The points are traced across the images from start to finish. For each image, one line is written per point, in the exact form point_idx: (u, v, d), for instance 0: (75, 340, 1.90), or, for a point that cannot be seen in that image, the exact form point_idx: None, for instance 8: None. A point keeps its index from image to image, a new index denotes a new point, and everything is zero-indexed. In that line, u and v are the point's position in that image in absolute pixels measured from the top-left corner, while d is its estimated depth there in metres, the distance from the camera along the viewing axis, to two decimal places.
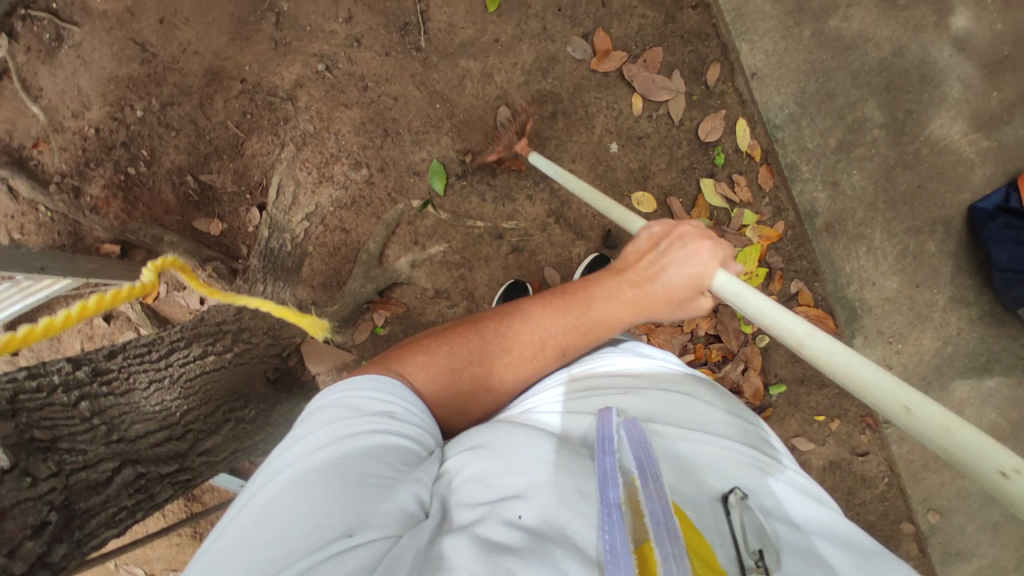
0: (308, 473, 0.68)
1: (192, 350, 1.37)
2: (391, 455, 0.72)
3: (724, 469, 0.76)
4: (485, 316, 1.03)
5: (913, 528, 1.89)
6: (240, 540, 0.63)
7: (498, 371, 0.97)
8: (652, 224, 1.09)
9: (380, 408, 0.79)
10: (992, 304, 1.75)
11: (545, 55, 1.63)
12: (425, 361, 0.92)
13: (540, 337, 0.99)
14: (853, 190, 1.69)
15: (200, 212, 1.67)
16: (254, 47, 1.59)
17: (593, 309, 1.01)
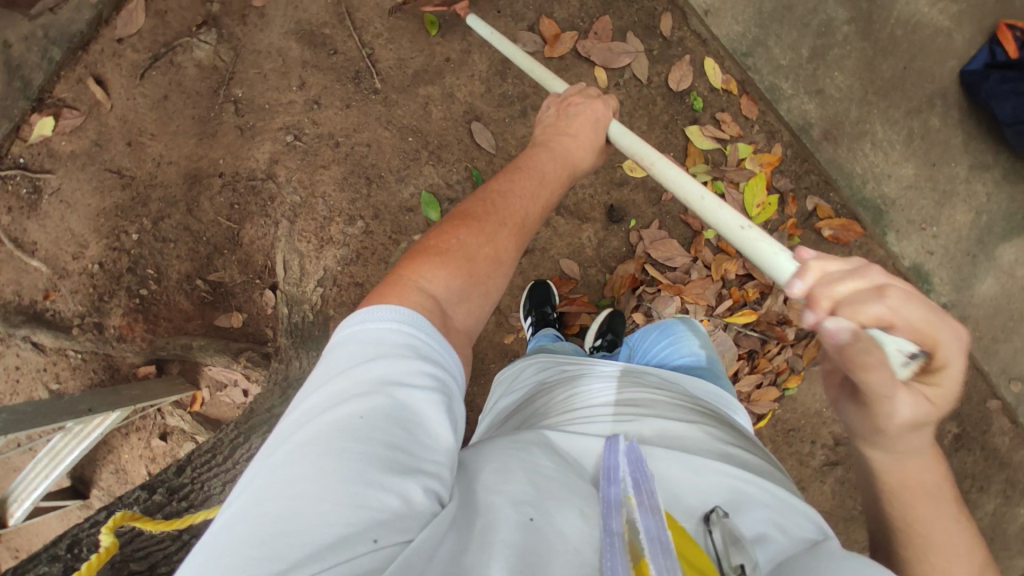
0: (328, 433, 0.64)
1: (252, 442, 1.37)
2: (415, 421, 0.67)
3: (721, 491, 0.75)
4: (463, 205, 0.97)
5: (1004, 406, 1.82)
6: (255, 499, 0.61)
7: (504, 244, 0.93)
8: (550, 100, 1.19)
9: (401, 349, 0.72)
10: (1012, 160, 1.70)
11: (498, 59, 1.64)
12: (441, 262, 0.86)
13: (523, 205, 0.98)
14: (840, 92, 1.65)
15: (219, 309, 1.68)
16: (223, 140, 1.61)
17: (548, 168, 1.05)
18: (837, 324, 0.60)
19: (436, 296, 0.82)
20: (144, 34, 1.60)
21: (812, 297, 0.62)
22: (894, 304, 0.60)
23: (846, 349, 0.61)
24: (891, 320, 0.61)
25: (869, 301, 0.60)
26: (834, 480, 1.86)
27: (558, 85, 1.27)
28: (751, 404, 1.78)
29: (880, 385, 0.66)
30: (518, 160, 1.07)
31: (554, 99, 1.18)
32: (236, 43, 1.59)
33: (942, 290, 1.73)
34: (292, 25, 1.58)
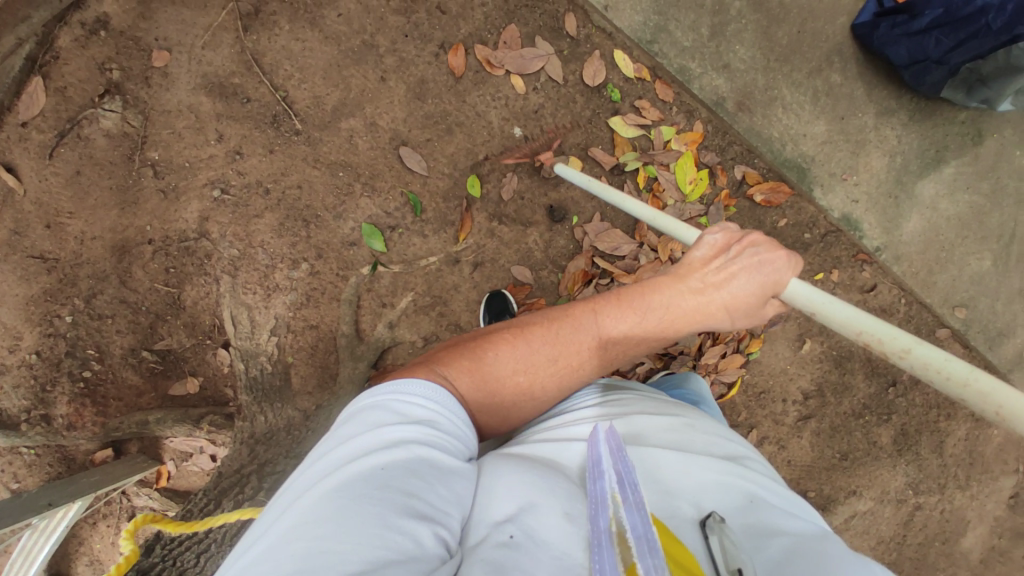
0: (352, 479, 0.73)
1: (224, 507, 1.37)
2: (430, 474, 0.77)
3: (714, 497, 0.82)
4: (536, 319, 1.06)
5: (953, 331, 1.99)
6: (282, 540, 0.68)
7: (541, 378, 1.01)
8: (714, 229, 1.06)
9: (422, 420, 0.83)
10: (915, 101, 1.80)
11: (414, 80, 1.63)
12: (471, 369, 0.98)
13: (586, 344, 1.02)
14: (744, 63, 1.72)
15: (171, 377, 1.66)
16: (147, 206, 1.57)
17: (652, 315, 1.01)
18: None
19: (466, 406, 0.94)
20: (45, 112, 1.55)
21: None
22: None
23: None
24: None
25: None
26: (810, 431, 2.00)
27: (691, 233, 1.17)
28: (719, 373, 1.88)
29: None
30: (623, 288, 1.06)
31: (726, 231, 1.05)
32: (143, 107, 1.56)
33: (873, 234, 1.86)
34: (199, 79, 1.55)
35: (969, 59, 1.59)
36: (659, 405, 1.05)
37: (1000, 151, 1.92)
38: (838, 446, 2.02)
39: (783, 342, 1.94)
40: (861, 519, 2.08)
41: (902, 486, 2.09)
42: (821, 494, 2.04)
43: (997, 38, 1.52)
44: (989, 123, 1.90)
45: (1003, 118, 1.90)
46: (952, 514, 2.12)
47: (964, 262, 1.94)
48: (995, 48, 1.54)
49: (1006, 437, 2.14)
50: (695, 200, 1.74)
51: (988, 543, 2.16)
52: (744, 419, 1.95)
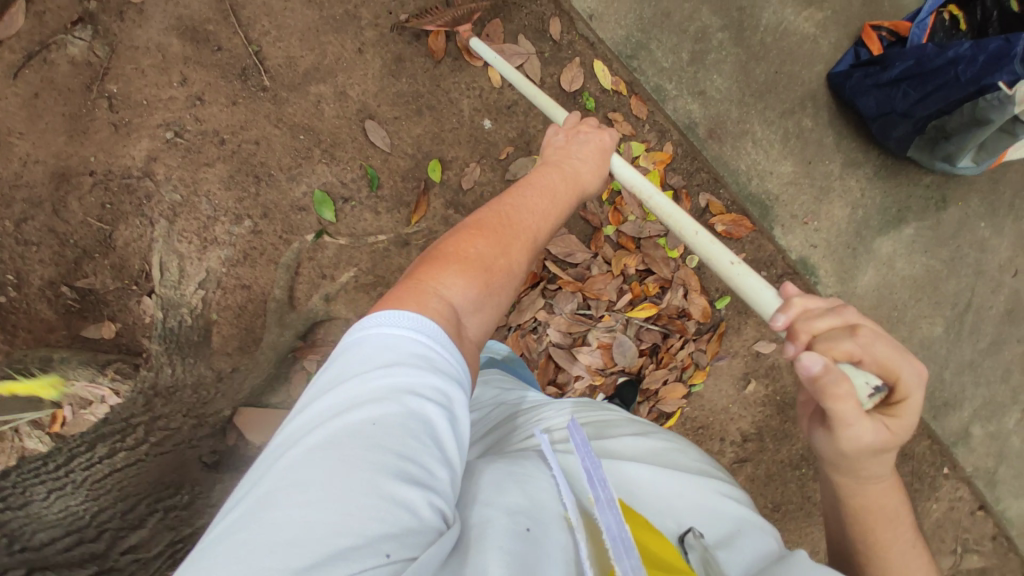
0: (340, 439, 0.66)
1: (97, 451, 1.30)
2: (423, 432, 0.70)
3: (692, 511, 0.90)
4: (479, 214, 1.01)
5: None
6: (264, 505, 0.62)
7: (518, 259, 0.99)
8: (556, 132, 1.34)
9: (412, 363, 0.75)
10: (882, 158, 1.84)
11: (391, 58, 1.62)
12: (454, 268, 0.90)
13: (536, 222, 1.06)
14: (720, 93, 1.74)
15: (88, 318, 1.59)
16: (95, 136, 1.52)
17: (565, 187, 1.17)
18: (812, 358, 0.75)
19: (449, 300, 0.86)
20: (19, 34, 1.47)
21: (793, 331, 0.82)
22: (862, 341, 0.78)
23: (822, 380, 0.75)
24: (857, 355, 0.78)
25: (840, 340, 0.78)
26: (745, 475, 1.95)
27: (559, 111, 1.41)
28: (660, 401, 1.82)
29: (850, 413, 0.77)
30: (533, 179, 1.15)
31: (564, 127, 1.32)
32: (112, 40, 1.51)
33: (828, 282, 1.87)
34: (173, 20, 1.52)
35: (934, 113, 1.61)
36: (625, 425, 1.13)
37: (962, 220, 1.95)
38: (771, 496, 1.97)
39: (728, 379, 1.90)
40: None
41: None
42: None
43: (964, 88, 1.53)
44: (954, 191, 1.93)
45: (967, 188, 1.95)
46: None
47: (915, 324, 1.95)
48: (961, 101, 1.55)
49: (945, 512, 2.06)
50: (656, 220, 1.74)
51: None
52: None
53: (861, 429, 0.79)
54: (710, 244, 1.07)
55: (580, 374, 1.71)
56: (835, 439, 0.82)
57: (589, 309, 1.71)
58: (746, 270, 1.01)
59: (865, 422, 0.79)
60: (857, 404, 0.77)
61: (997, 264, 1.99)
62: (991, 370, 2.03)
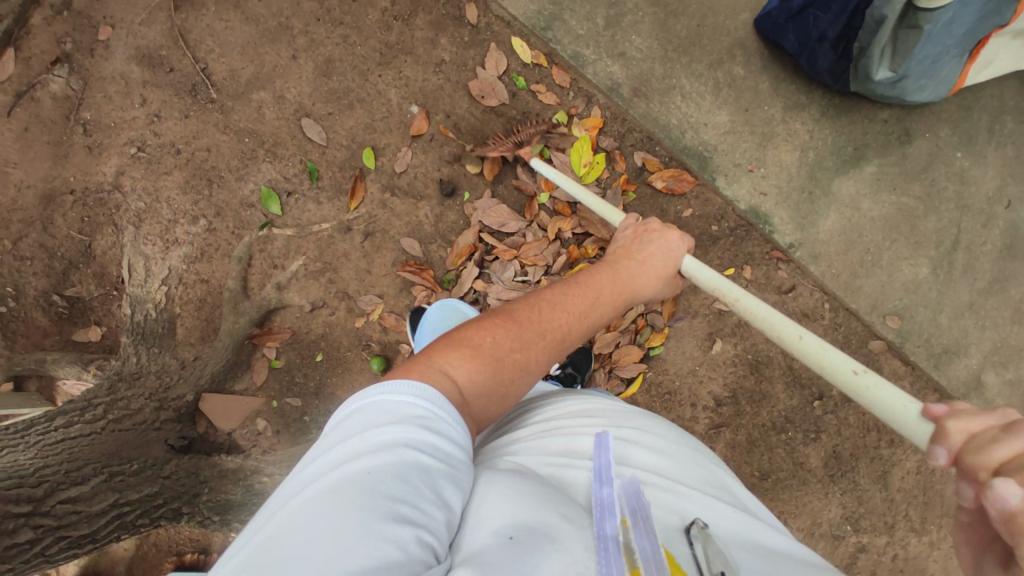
0: (337, 483, 0.66)
1: (55, 421, 1.42)
2: (419, 477, 0.69)
3: (696, 506, 0.81)
4: (513, 304, 1.04)
5: (888, 343, 1.81)
6: (262, 551, 0.61)
7: (536, 355, 0.98)
8: (625, 228, 1.35)
9: (411, 419, 0.75)
10: (827, 97, 1.77)
11: (322, 59, 1.75)
12: (468, 354, 0.91)
13: (567, 319, 1.04)
14: (640, 53, 1.75)
15: (77, 323, 1.77)
16: (74, 159, 1.73)
17: (606, 289, 1.14)
18: (1009, 487, 0.49)
19: (456, 383, 0.86)
20: (12, 78, 1.73)
21: (967, 465, 0.56)
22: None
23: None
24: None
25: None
26: (725, 443, 1.83)
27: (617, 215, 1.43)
28: (615, 366, 1.78)
29: None
30: (581, 277, 1.15)
31: (632, 224, 1.34)
32: (85, 74, 1.73)
33: (786, 230, 1.79)
34: (132, 51, 1.73)
35: (847, 30, 1.59)
36: (629, 413, 1.04)
37: (934, 152, 1.81)
38: (758, 463, 1.83)
39: (692, 340, 1.82)
40: None
41: (837, 519, 1.84)
42: None
43: None
44: (918, 123, 1.81)
45: (935, 118, 1.81)
46: (905, 562, 1.86)
47: (897, 267, 1.80)
48: (859, 11, 1.54)
49: None
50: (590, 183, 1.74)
51: None
52: None
53: None
54: (823, 350, 0.93)
55: None
56: None
57: (527, 276, 1.72)
58: (881, 383, 0.83)
59: None
60: None
61: (984, 195, 1.82)
62: (998, 311, 1.83)
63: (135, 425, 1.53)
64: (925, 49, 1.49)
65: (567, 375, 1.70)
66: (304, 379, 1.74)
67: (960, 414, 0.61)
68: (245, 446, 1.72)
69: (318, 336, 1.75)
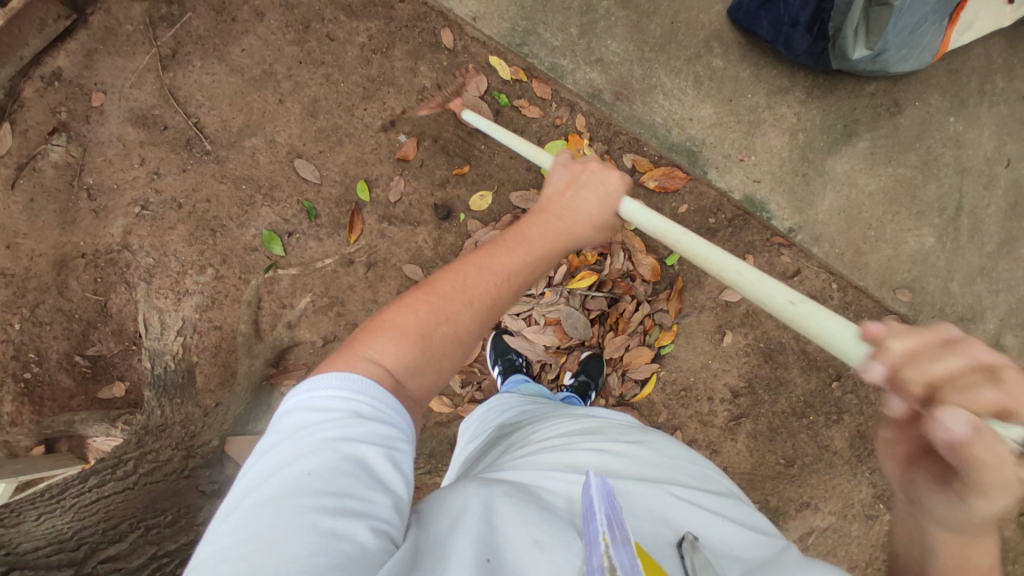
0: (280, 489, 0.67)
1: (87, 481, 1.49)
2: (363, 471, 0.70)
3: (687, 516, 0.81)
4: (435, 274, 0.93)
5: (901, 318, 1.79)
6: (214, 561, 0.62)
7: (468, 325, 0.90)
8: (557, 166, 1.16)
9: (343, 412, 0.75)
10: (810, 77, 1.77)
11: (308, 100, 1.79)
12: (389, 334, 0.84)
13: (493, 281, 0.93)
14: (617, 56, 1.77)
15: (101, 381, 1.82)
16: (82, 224, 1.79)
17: (538, 243, 1.01)
18: (955, 419, 0.56)
19: (383, 367, 0.81)
20: (11, 151, 1.78)
21: (904, 382, 0.61)
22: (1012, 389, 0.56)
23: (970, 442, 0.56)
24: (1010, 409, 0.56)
25: (981, 387, 0.56)
26: (747, 434, 1.81)
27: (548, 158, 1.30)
28: (628, 369, 1.78)
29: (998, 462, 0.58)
30: (513, 230, 1.02)
31: (567, 165, 1.14)
32: (83, 140, 1.79)
33: (784, 215, 1.78)
34: (127, 113, 1.79)
35: (819, 12, 1.64)
36: (628, 430, 1.04)
37: (925, 120, 1.79)
38: (782, 451, 1.81)
39: (702, 335, 1.80)
40: (824, 537, 1.82)
41: (869, 499, 1.82)
42: (768, 508, 1.81)
43: None
44: (906, 93, 1.79)
45: (923, 86, 1.79)
46: None
47: (901, 238, 1.79)
48: None
49: None
50: None
51: None
52: (665, 420, 1.80)
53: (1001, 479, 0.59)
54: (763, 282, 0.87)
55: (536, 356, 1.73)
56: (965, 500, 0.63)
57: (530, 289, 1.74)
58: (819, 312, 0.78)
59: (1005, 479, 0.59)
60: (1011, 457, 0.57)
61: (982, 157, 1.80)
62: (1010, 272, 1.80)
63: (166, 476, 1.58)
64: (894, 28, 1.56)
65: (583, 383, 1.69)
66: None
67: (900, 333, 0.63)
68: None
69: None
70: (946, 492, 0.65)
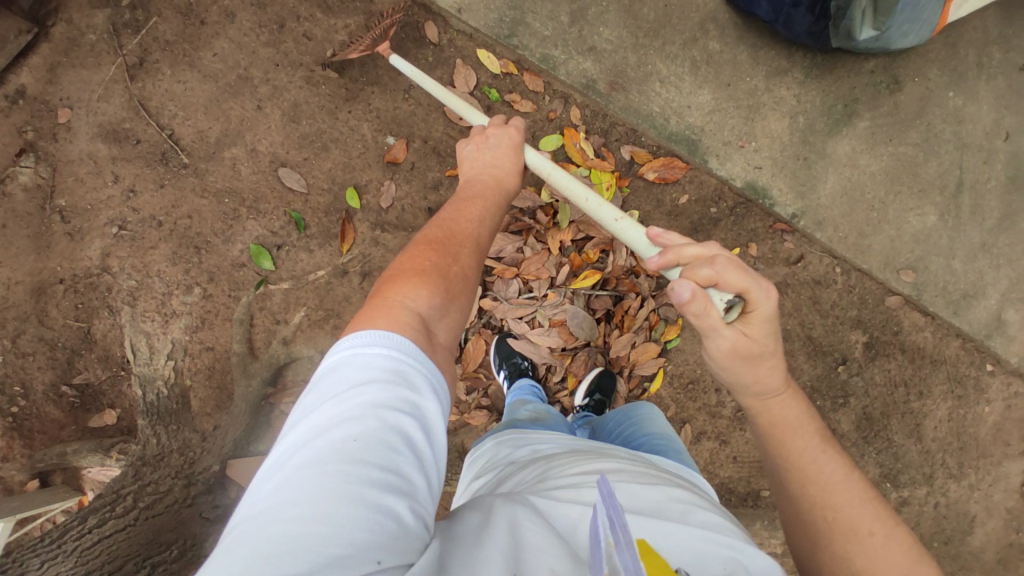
0: (325, 453, 0.63)
1: (85, 522, 1.42)
2: (404, 442, 0.67)
3: (696, 554, 0.74)
4: (427, 231, 1.04)
5: (905, 299, 1.78)
6: (255, 528, 0.58)
7: (468, 262, 1.02)
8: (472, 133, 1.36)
9: (385, 371, 0.72)
10: (809, 57, 1.72)
11: (288, 104, 1.70)
12: (413, 278, 0.91)
13: (469, 229, 1.08)
14: (611, 44, 1.70)
15: (91, 410, 1.75)
16: (58, 248, 1.69)
17: (484, 193, 1.20)
18: (681, 286, 0.85)
19: (418, 310, 0.85)
20: None
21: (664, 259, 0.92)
22: (719, 267, 0.85)
23: (688, 306, 0.85)
24: (717, 279, 0.85)
25: (699, 267, 0.86)
26: None
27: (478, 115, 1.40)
28: (635, 366, 1.74)
29: (714, 324, 0.86)
30: (462, 191, 1.21)
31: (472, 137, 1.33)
32: (52, 160, 1.68)
33: (786, 200, 1.74)
34: (96, 128, 1.68)
35: None
36: (641, 465, 0.96)
37: (925, 96, 1.76)
38: None
39: None
40: None
41: (877, 479, 1.80)
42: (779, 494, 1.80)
43: None
44: (905, 69, 1.75)
45: (922, 61, 1.75)
46: (951, 510, 1.82)
47: (903, 218, 1.76)
48: None
49: (1004, 415, 1.83)
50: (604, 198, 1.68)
51: (1005, 540, 1.84)
52: (675, 414, 1.77)
53: (721, 340, 0.87)
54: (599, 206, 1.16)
55: (542, 359, 1.69)
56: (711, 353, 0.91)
57: (532, 291, 1.69)
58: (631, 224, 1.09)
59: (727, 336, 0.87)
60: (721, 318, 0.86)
61: (981, 132, 1.77)
62: (1011, 247, 1.79)
63: (168, 507, 1.52)
64: (903, 10, 1.54)
65: (597, 403, 1.65)
66: None
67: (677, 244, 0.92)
68: None
69: None
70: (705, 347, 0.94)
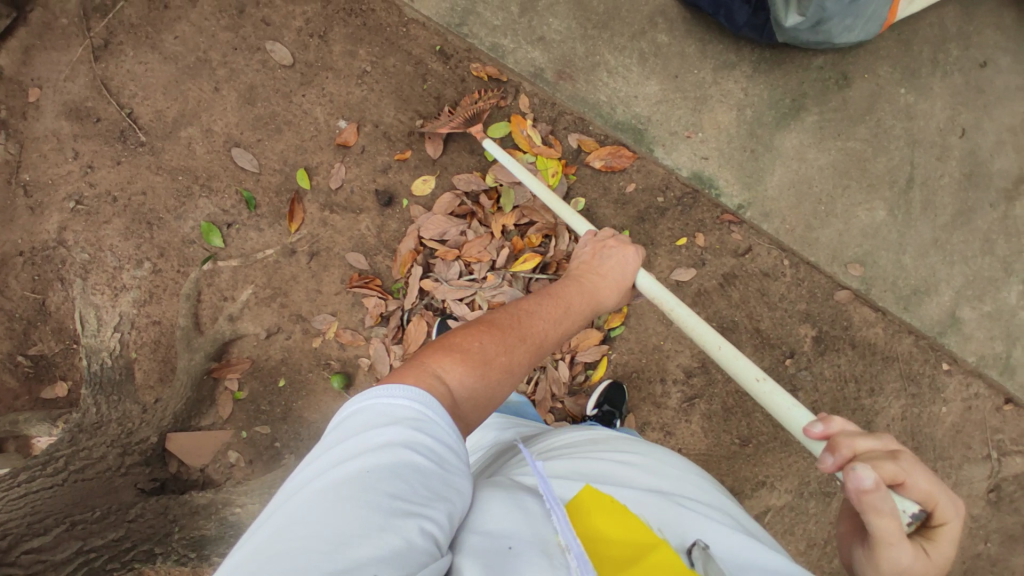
0: (339, 481, 0.62)
1: (18, 476, 1.40)
2: (416, 475, 0.65)
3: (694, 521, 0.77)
4: (494, 313, 1.03)
5: (854, 293, 1.76)
6: (263, 549, 0.57)
7: (519, 358, 0.97)
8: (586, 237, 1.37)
9: (408, 417, 0.71)
10: (756, 51, 1.74)
11: (244, 86, 1.75)
12: (460, 358, 0.87)
13: (540, 324, 1.04)
14: (560, 35, 1.74)
15: (43, 381, 1.78)
16: (18, 221, 1.75)
17: (566, 291, 1.17)
18: (866, 470, 0.67)
19: (448, 388, 0.82)
20: None
21: (836, 443, 0.76)
22: (907, 466, 0.71)
23: (870, 496, 0.67)
24: (902, 479, 0.70)
25: (884, 460, 0.71)
26: (701, 416, 1.76)
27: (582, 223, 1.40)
28: (577, 352, 1.73)
29: (893, 534, 0.68)
30: (553, 288, 1.17)
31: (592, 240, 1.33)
32: (20, 137, 1.75)
33: (733, 191, 1.75)
34: (60, 107, 1.75)
35: None
36: (634, 444, 1.00)
37: (875, 91, 1.76)
38: (736, 432, 1.76)
39: (654, 317, 1.77)
40: (780, 517, 1.75)
41: (827, 477, 1.74)
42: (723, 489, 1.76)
43: None
44: (855, 64, 1.76)
45: (872, 56, 1.76)
46: None
47: (853, 211, 1.75)
48: None
49: (962, 415, 1.77)
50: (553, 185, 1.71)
51: (963, 546, 1.77)
52: None
53: (902, 551, 0.69)
54: (736, 359, 1.06)
55: None
56: (874, 561, 0.72)
57: (474, 274, 1.69)
58: (778, 390, 0.98)
59: (908, 547, 0.69)
60: (900, 526, 0.68)
61: (934, 127, 1.77)
62: (965, 243, 1.76)
63: (99, 474, 1.51)
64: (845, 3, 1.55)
65: (606, 413, 1.67)
66: (269, 407, 1.73)
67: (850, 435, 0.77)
68: (218, 479, 1.72)
69: (277, 361, 1.74)
70: (864, 551, 0.74)
